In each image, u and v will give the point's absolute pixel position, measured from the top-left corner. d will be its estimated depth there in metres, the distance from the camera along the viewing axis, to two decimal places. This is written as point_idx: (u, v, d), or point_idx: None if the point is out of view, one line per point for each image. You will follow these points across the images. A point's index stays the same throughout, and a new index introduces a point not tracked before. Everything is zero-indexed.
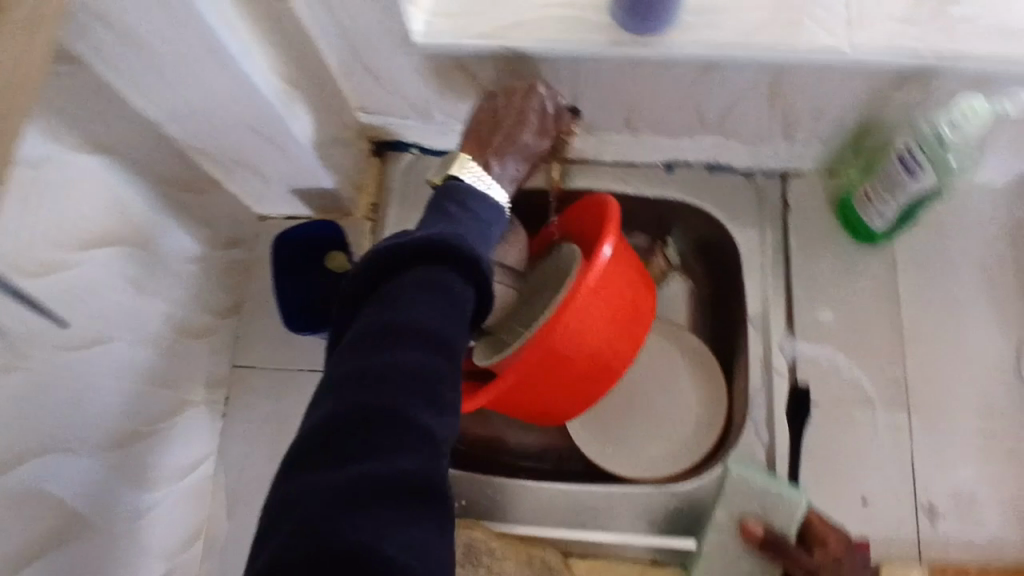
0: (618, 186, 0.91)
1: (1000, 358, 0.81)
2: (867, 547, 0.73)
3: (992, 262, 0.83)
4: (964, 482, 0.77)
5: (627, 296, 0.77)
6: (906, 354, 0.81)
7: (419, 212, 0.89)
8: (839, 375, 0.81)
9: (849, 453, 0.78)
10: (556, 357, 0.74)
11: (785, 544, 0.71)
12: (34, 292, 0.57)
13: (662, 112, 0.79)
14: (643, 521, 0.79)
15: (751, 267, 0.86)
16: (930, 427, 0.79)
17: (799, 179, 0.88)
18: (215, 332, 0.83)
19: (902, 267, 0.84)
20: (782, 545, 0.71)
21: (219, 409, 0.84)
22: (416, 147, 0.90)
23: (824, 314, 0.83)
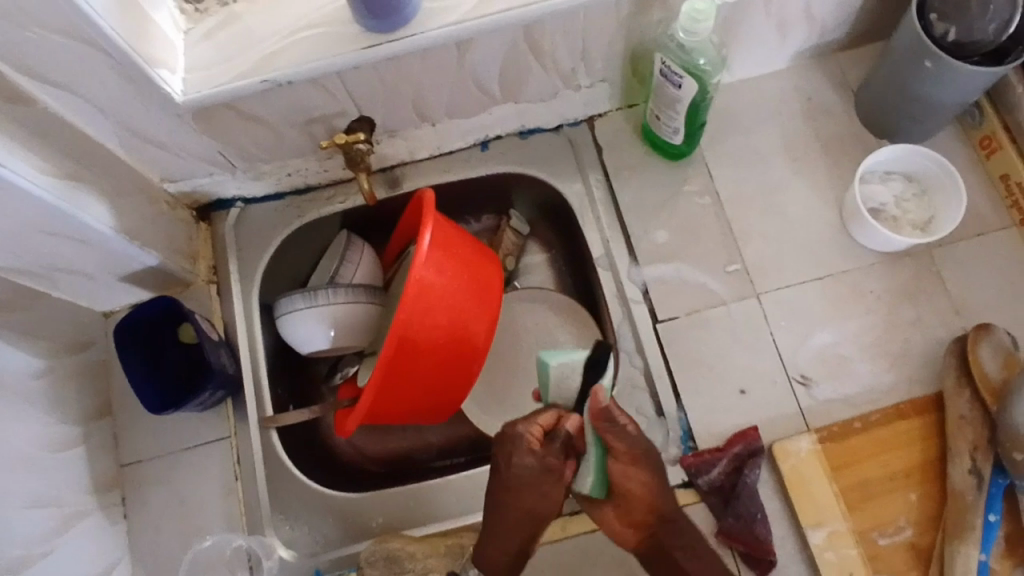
0: (442, 177, 0.93)
1: (825, 222, 0.85)
2: (755, 432, 0.77)
3: (792, 140, 0.89)
4: (828, 342, 0.81)
5: (462, 273, 0.78)
6: (741, 246, 0.85)
7: (261, 260, 0.91)
8: (688, 284, 0.85)
9: (718, 353, 0.82)
10: (411, 354, 0.74)
11: (558, 455, 0.69)
12: None
13: (448, 96, 0.82)
14: None
15: (584, 213, 0.90)
16: (782, 305, 0.83)
17: (603, 120, 0.93)
18: (89, 438, 0.82)
19: (716, 169, 0.88)
20: (556, 464, 0.69)
21: (118, 512, 0.83)
22: (240, 201, 0.92)
23: (659, 234, 0.87)
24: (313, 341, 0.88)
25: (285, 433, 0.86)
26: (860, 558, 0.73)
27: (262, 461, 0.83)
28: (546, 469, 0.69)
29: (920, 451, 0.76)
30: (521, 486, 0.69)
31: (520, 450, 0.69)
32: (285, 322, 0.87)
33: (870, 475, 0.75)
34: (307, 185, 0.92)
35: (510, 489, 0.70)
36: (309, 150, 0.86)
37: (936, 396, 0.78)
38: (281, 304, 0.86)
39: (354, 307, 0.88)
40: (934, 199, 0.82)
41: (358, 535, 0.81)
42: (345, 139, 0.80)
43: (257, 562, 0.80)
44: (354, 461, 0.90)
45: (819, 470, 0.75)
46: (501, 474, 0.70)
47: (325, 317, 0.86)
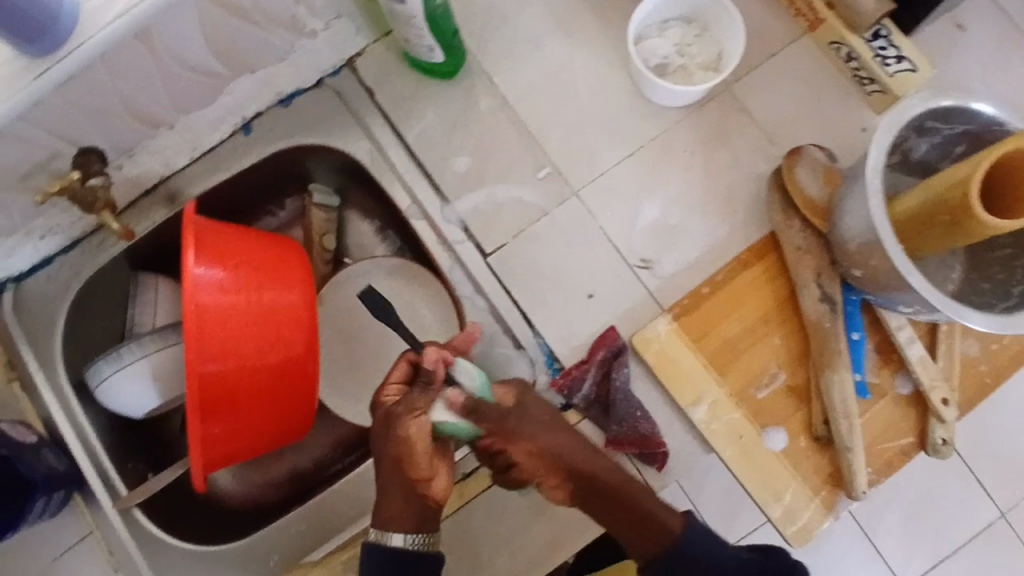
0: (215, 177, 0.83)
1: (621, 91, 0.79)
2: (613, 332, 0.74)
3: (564, 14, 0.81)
4: (657, 216, 0.77)
5: (257, 279, 0.70)
6: (545, 146, 0.79)
7: (54, 338, 0.81)
8: (505, 205, 0.79)
9: (555, 266, 0.77)
10: (225, 386, 0.67)
11: (414, 394, 0.63)
12: None
13: (169, 96, 0.71)
14: None
15: (378, 167, 0.81)
16: (603, 194, 0.78)
17: (364, 58, 0.83)
18: None
19: (496, 72, 0.81)
20: (414, 406, 0.62)
21: None
22: (9, 283, 0.81)
23: (459, 163, 0.80)
24: (142, 404, 0.79)
25: (152, 507, 0.78)
26: (745, 418, 0.72)
27: (136, 547, 0.76)
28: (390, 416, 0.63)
29: (773, 294, 0.74)
30: (395, 435, 0.63)
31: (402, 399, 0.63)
32: (101, 393, 0.78)
33: (735, 334, 0.74)
34: (70, 239, 0.81)
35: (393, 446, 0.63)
36: (44, 206, 0.74)
37: (771, 235, 0.75)
38: (86, 376, 0.78)
39: (172, 351, 0.79)
40: (717, 32, 0.76)
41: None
42: (61, 185, 0.70)
43: None
44: (238, 504, 0.83)
45: (685, 348, 0.73)
46: (386, 432, 0.63)
47: (144, 373, 0.77)
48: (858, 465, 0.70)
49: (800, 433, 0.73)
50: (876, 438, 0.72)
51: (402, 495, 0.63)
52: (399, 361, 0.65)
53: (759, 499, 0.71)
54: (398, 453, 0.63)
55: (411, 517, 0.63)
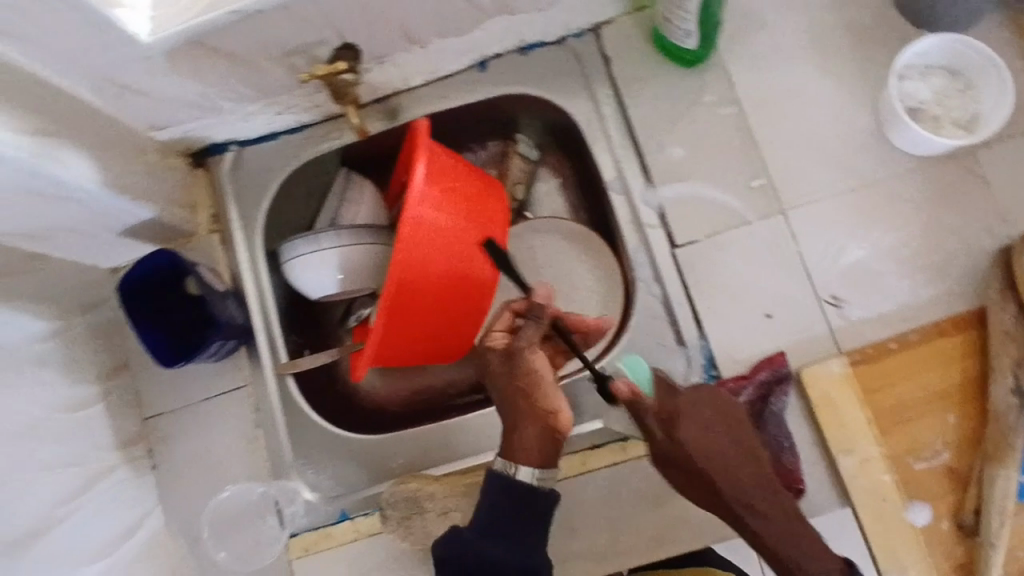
0: (440, 103, 0.87)
1: (857, 126, 0.77)
2: (782, 357, 0.73)
3: (821, 35, 0.80)
4: (859, 259, 0.75)
5: (464, 205, 0.75)
6: (764, 158, 0.78)
7: (260, 207, 0.88)
8: (707, 204, 0.78)
9: (741, 277, 0.76)
10: (413, 293, 0.72)
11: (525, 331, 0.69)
12: None
13: (434, 16, 0.75)
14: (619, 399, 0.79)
15: (593, 134, 0.83)
16: (809, 221, 0.76)
17: (610, 27, 0.84)
18: (109, 395, 0.83)
19: (735, 74, 0.80)
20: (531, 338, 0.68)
21: (146, 463, 0.84)
22: (233, 144, 0.88)
23: (674, 151, 0.80)
24: (321, 287, 0.86)
25: (302, 379, 0.86)
26: (892, 483, 0.70)
27: (279, 407, 0.83)
28: (508, 351, 0.68)
29: (957, 371, 0.71)
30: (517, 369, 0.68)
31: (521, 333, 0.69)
32: (289, 267, 0.85)
33: (906, 397, 0.72)
34: (298, 123, 0.87)
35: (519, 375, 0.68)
36: (293, 86, 0.80)
37: (980, 310, 0.72)
38: (283, 249, 0.85)
39: (360, 248, 0.85)
40: (981, 93, 0.73)
41: (381, 476, 0.81)
42: (325, 71, 0.73)
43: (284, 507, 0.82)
44: (370, 403, 0.88)
45: (852, 395, 0.72)
46: (507, 367, 0.68)
47: (332, 258, 0.84)
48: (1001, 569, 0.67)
49: (945, 515, 0.70)
50: None
51: (538, 428, 0.65)
52: (504, 309, 0.71)
53: (882, 567, 0.69)
54: (523, 386, 0.67)
55: (540, 452, 0.65)
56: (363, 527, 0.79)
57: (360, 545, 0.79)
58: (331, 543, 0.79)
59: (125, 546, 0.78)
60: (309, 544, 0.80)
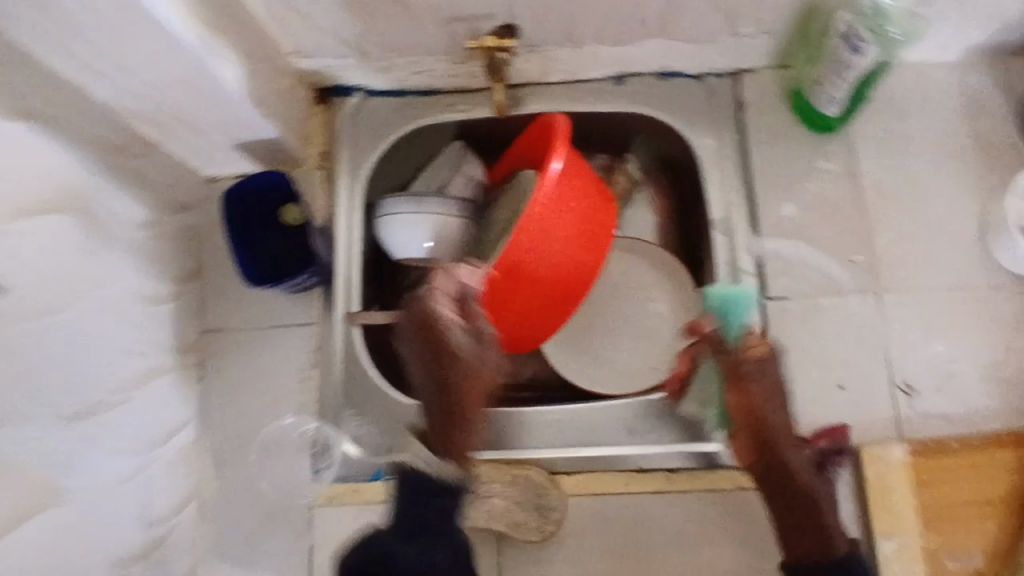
0: (568, 104, 0.89)
1: (964, 230, 0.80)
2: (845, 431, 0.74)
3: (951, 137, 0.83)
4: (940, 356, 0.77)
5: (581, 209, 0.77)
6: (870, 238, 0.81)
7: (370, 156, 0.89)
8: (806, 266, 0.80)
9: (822, 343, 0.78)
10: (513, 277, 0.74)
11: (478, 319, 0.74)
12: None
13: (600, 20, 0.77)
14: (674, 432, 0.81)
15: (710, 171, 0.85)
16: (901, 307, 0.78)
17: (750, 77, 0.87)
18: (178, 298, 0.83)
19: (859, 151, 0.83)
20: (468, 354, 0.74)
21: (195, 374, 0.84)
22: (360, 90, 0.90)
23: (785, 208, 0.82)
24: (408, 249, 0.87)
25: (367, 333, 0.86)
26: None
27: (342, 354, 0.83)
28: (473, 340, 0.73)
29: (1011, 485, 0.73)
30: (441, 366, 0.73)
31: (447, 330, 0.74)
32: (384, 221, 0.85)
33: (955, 499, 0.73)
34: (428, 86, 0.89)
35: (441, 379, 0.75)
36: (443, 49, 0.81)
37: None
38: (384, 203, 0.85)
39: (453, 221, 0.86)
40: None
41: (425, 447, 0.82)
42: (494, 43, 0.74)
43: (321, 452, 0.81)
44: None
45: (904, 482, 0.73)
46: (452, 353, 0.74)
47: (426, 225, 0.84)
48: None
49: None
50: None
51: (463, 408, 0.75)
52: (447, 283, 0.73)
53: None
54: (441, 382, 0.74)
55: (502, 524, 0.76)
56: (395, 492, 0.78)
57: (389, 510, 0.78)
58: (360, 500, 0.79)
59: (159, 448, 0.77)
60: (336, 494, 0.79)
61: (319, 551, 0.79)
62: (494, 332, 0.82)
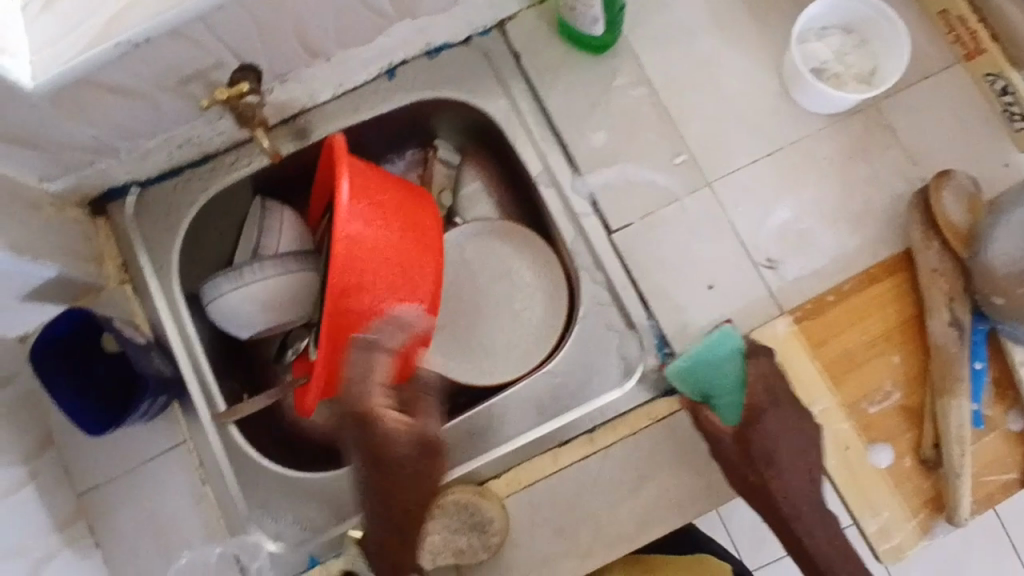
0: (351, 117, 0.84)
1: (766, 92, 0.80)
2: (728, 325, 0.74)
3: (720, 7, 0.82)
4: (788, 219, 0.77)
5: (397, 219, 0.73)
6: (684, 134, 0.80)
7: (172, 247, 0.82)
8: (637, 185, 0.79)
9: (678, 252, 0.77)
10: (358, 317, 0.70)
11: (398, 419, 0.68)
12: None
13: (337, 29, 0.71)
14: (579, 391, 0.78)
15: (515, 129, 0.82)
16: (737, 188, 0.78)
17: (515, 22, 0.83)
18: (35, 475, 0.75)
19: (643, 54, 0.81)
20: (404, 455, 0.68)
21: (88, 541, 0.77)
22: (134, 186, 0.82)
23: (597, 137, 0.80)
24: (250, 324, 0.82)
25: (245, 425, 0.81)
26: (853, 430, 0.72)
27: (227, 459, 0.78)
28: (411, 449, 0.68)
29: (897, 311, 0.74)
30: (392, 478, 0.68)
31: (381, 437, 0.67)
32: (213, 308, 0.80)
33: (852, 346, 0.74)
34: (202, 154, 0.82)
35: (380, 461, 0.67)
36: (193, 116, 0.75)
37: (907, 253, 0.76)
38: (205, 290, 0.79)
39: (282, 281, 0.80)
40: (876, 47, 0.77)
41: (350, 511, 0.77)
42: (227, 94, 0.68)
43: (246, 564, 0.76)
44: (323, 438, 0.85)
45: (800, 351, 0.73)
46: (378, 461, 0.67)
47: (255, 294, 0.79)
48: (965, 491, 0.70)
49: (906, 452, 0.73)
50: (980, 469, 0.72)
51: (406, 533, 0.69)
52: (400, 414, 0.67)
53: (855, 511, 0.71)
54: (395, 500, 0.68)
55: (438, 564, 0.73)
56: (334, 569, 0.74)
57: None
58: None
59: None
60: None
61: None
62: (366, 375, 0.77)
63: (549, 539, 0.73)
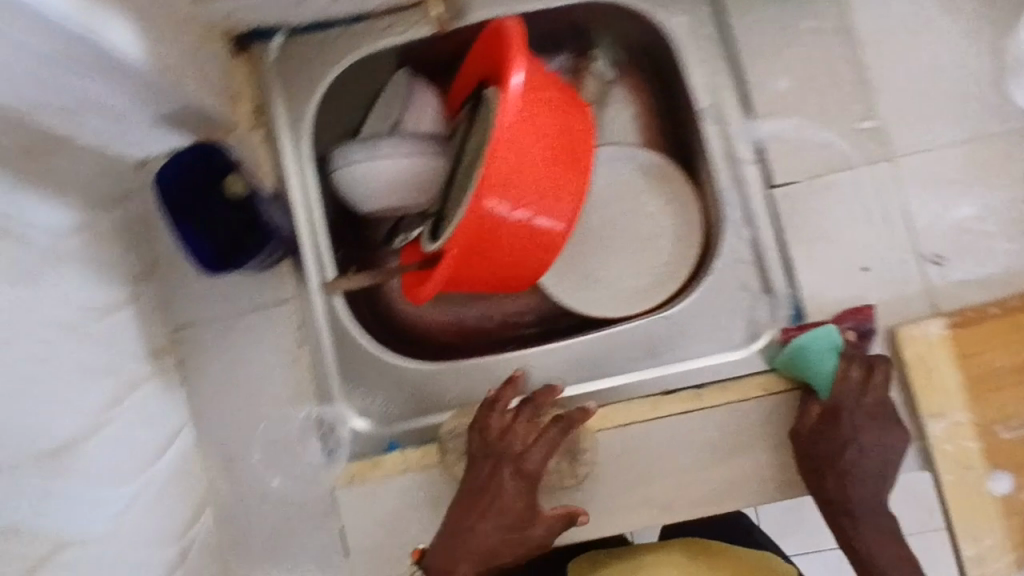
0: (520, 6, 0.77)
1: (977, 73, 0.72)
2: (870, 310, 0.69)
3: None
4: (966, 217, 0.71)
5: (556, 125, 0.69)
6: (876, 100, 0.72)
7: (310, 103, 0.79)
8: (810, 145, 0.72)
9: (838, 226, 0.71)
10: (498, 217, 0.67)
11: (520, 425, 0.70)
12: None
13: None
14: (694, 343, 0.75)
15: (690, 56, 0.76)
16: (918, 172, 0.71)
17: None
18: (138, 302, 0.75)
19: (851, 2, 0.73)
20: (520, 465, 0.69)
21: (176, 377, 0.77)
22: (284, 30, 0.79)
23: (779, 83, 0.73)
24: (372, 200, 0.80)
25: (350, 298, 0.80)
26: (980, 452, 0.68)
27: (327, 329, 0.77)
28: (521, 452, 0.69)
29: None
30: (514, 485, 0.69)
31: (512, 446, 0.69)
32: (339, 175, 0.78)
33: (1003, 366, 0.68)
34: (359, 12, 0.78)
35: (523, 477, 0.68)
36: None
37: None
38: (335, 154, 0.77)
39: (417, 162, 0.77)
40: None
41: (437, 406, 0.77)
42: None
43: (329, 431, 0.77)
44: (419, 330, 0.84)
45: (946, 358, 0.68)
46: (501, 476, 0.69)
47: (383, 168, 0.76)
48: None
49: None
50: None
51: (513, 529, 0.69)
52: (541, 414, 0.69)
53: (959, 531, 0.68)
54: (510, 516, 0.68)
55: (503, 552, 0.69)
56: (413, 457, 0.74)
57: (408, 480, 0.74)
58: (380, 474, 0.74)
59: (159, 462, 0.72)
60: (354, 472, 0.75)
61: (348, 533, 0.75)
62: (485, 278, 0.75)
63: (632, 484, 0.71)
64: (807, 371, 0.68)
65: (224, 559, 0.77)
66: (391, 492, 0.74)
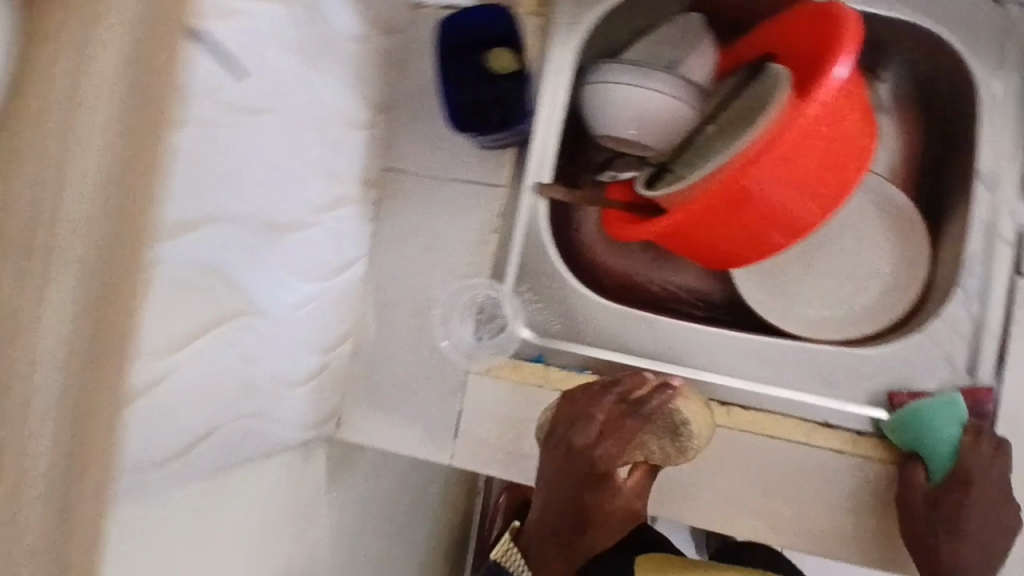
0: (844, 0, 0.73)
1: None
2: (988, 392, 0.68)
3: None
4: None
5: (844, 133, 0.67)
6: None
7: (594, 12, 0.77)
8: None
9: None
10: (745, 189, 0.68)
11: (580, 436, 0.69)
12: (217, 40, 0.46)
13: None
14: (868, 391, 0.72)
15: (993, 115, 0.71)
16: None
17: None
18: (371, 129, 0.76)
19: None
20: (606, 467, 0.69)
21: (371, 212, 0.79)
22: None
23: None
24: (612, 125, 0.78)
25: (552, 208, 0.81)
26: None
27: (522, 229, 0.79)
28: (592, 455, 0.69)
29: None
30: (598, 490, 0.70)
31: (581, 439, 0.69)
32: (597, 88, 0.76)
33: None
34: None
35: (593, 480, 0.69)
36: None
37: None
38: (605, 68, 0.75)
39: (677, 108, 0.76)
40: None
41: (592, 342, 0.78)
42: None
43: (487, 319, 0.78)
44: (593, 265, 0.84)
45: None
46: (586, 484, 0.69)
47: (645, 99, 0.75)
48: None
49: None
50: None
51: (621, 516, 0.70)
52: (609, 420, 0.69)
53: None
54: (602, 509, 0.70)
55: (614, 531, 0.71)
56: (554, 376, 0.76)
57: (542, 393, 0.75)
58: (518, 376, 0.76)
59: (335, 279, 0.73)
60: (493, 366, 0.76)
61: (466, 418, 0.76)
62: (693, 241, 0.76)
63: (752, 492, 0.70)
64: (927, 439, 0.66)
65: (345, 392, 0.79)
66: (521, 398, 0.75)
